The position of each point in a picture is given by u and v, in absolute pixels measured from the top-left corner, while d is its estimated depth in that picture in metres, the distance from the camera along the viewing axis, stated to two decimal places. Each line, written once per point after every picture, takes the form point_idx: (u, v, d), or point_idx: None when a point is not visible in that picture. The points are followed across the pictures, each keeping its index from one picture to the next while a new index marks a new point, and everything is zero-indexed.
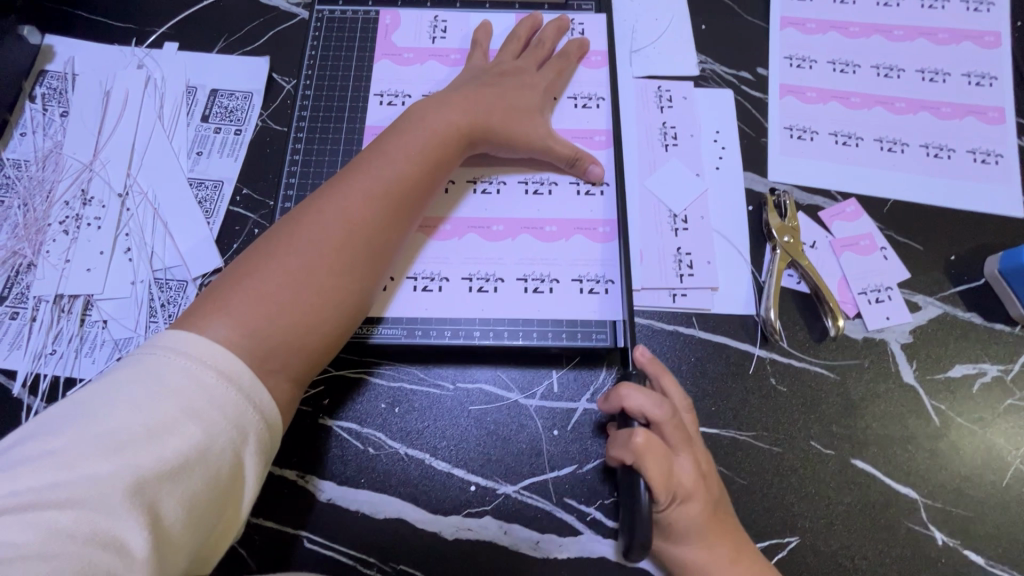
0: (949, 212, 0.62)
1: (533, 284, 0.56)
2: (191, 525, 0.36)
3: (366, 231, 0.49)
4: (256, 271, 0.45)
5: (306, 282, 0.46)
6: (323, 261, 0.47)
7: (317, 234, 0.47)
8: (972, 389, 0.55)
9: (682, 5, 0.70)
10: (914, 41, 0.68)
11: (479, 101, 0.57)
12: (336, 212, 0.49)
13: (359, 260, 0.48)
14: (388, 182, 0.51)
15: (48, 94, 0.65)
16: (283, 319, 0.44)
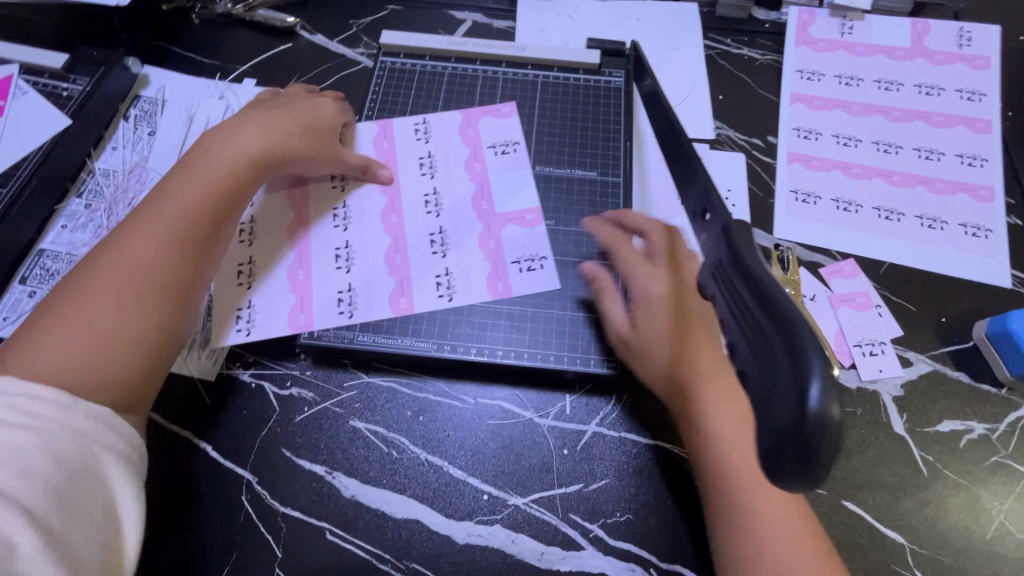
0: (942, 278, 0.67)
1: (526, 264, 0.63)
2: (77, 521, 0.41)
3: (156, 270, 0.51)
4: (68, 307, 0.48)
5: (109, 317, 0.48)
6: (105, 300, 0.49)
7: (94, 269, 0.50)
8: (959, 445, 0.58)
9: (703, 77, 0.79)
10: (913, 122, 0.75)
11: (259, 131, 0.61)
12: (115, 256, 0.51)
13: (141, 286, 0.50)
14: (184, 215, 0.54)
15: (139, 116, 0.74)
16: (82, 350, 0.46)
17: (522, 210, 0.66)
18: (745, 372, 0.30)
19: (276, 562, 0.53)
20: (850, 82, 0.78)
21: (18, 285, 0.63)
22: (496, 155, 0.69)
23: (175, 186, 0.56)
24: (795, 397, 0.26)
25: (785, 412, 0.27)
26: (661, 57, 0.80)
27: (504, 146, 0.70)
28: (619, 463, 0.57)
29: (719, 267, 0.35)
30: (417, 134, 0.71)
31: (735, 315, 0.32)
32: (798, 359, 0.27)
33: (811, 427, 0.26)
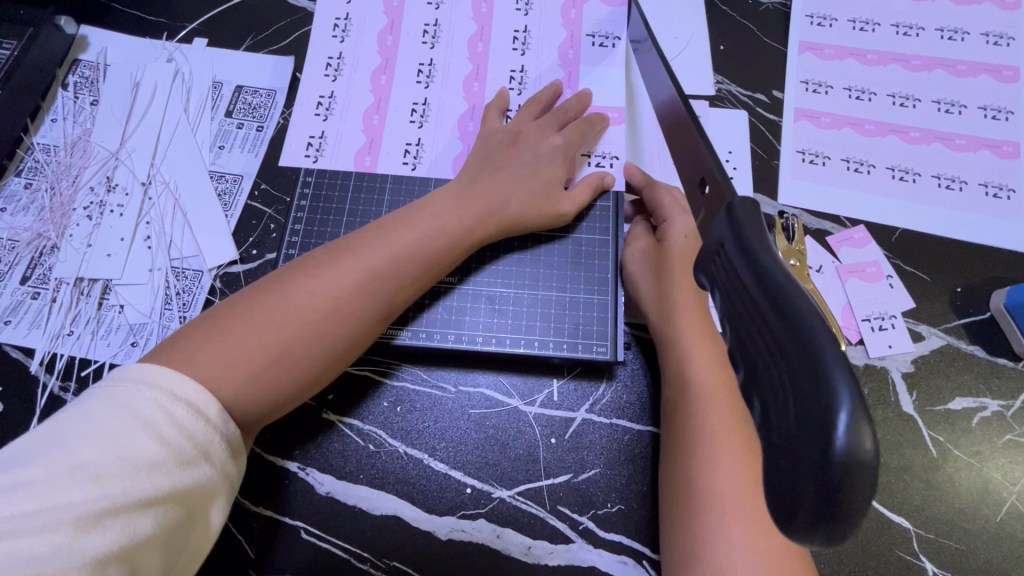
0: (958, 243, 0.62)
1: (597, 161, 0.61)
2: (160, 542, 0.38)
3: (326, 312, 0.47)
4: (221, 323, 0.45)
5: (268, 346, 0.45)
6: (298, 336, 0.46)
7: (306, 293, 0.47)
8: (972, 423, 0.55)
9: (702, 24, 0.71)
10: (931, 71, 0.68)
11: (501, 183, 0.56)
12: (320, 285, 0.48)
13: (332, 328, 0.47)
14: (401, 254, 0.50)
15: (80, 83, 0.67)
16: (241, 376, 0.44)
17: (601, 103, 0.63)
18: (750, 386, 0.26)
19: (248, 562, 0.50)
20: (865, 27, 0.70)
21: None
22: (595, 46, 0.65)
23: (404, 220, 0.52)
24: (822, 434, 0.22)
25: (807, 445, 0.22)
26: (656, 3, 0.72)
27: (609, 44, 0.65)
28: (610, 452, 0.53)
29: (720, 254, 0.30)
30: (411, 117, 0.63)
31: (737, 316, 0.27)
32: (821, 383, 0.22)
33: (844, 470, 0.21)
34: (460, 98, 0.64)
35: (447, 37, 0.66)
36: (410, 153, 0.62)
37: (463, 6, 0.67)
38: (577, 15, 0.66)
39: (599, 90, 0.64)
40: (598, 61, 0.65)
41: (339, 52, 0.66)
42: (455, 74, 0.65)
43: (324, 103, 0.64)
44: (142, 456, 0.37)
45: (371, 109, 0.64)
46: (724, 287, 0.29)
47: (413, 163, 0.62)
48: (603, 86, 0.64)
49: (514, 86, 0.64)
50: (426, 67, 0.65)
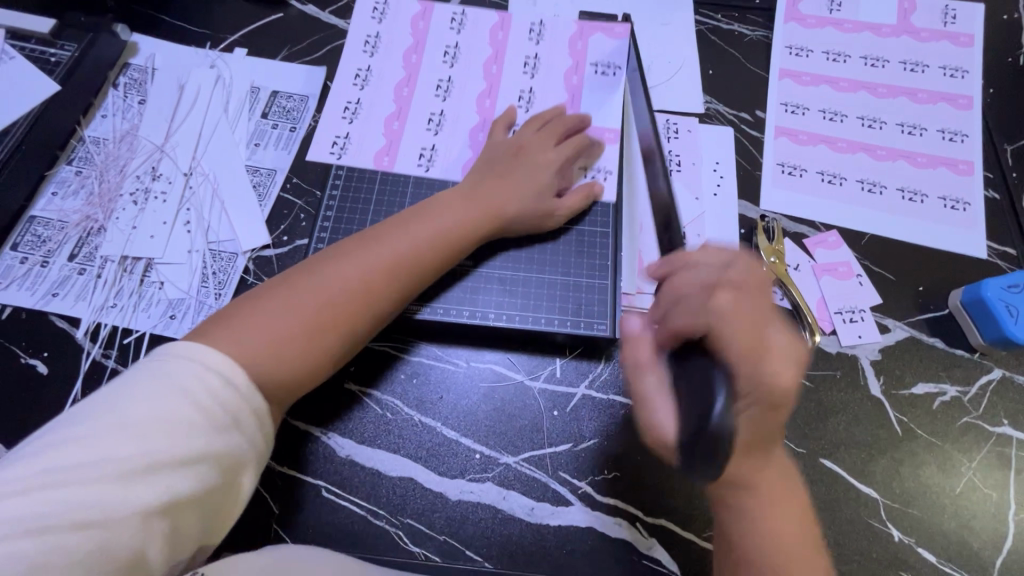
0: (920, 248, 0.69)
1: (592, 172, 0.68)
2: (195, 499, 0.42)
3: (345, 301, 0.52)
4: (251, 307, 0.50)
5: (295, 329, 0.50)
6: (320, 322, 0.51)
7: (326, 280, 0.53)
8: (933, 407, 0.61)
9: (694, 51, 0.80)
10: (896, 98, 0.77)
11: (497, 188, 0.62)
12: (339, 277, 0.53)
13: (351, 317, 0.52)
14: (415, 252, 0.56)
15: (129, 83, 0.73)
16: (277, 356, 0.49)
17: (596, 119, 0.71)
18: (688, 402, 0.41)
19: (272, 517, 0.54)
20: (837, 58, 0.79)
21: (10, 251, 0.64)
22: (597, 74, 0.73)
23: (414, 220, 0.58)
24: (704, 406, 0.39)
25: None
26: (653, 31, 0.81)
27: (609, 70, 0.73)
28: (608, 424, 0.58)
29: None
30: (427, 125, 0.70)
31: (690, 360, 0.43)
32: None
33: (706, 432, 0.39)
34: (472, 116, 0.71)
35: (466, 58, 0.73)
36: (425, 157, 0.69)
37: (480, 28, 0.75)
38: (581, 45, 0.74)
39: (597, 108, 0.71)
40: (600, 80, 0.73)
41: (367, 66, 0.73)
42: (470, 91, 0.72)
43: (349, 108, 0.71)
44: (181, 417, 0.41)
45: (392, 116, 0.71)
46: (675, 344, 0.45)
47: (428, 164, 0.68)
48: (599, 103, 0.72)
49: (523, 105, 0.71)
50: (444, 82, 0.72)
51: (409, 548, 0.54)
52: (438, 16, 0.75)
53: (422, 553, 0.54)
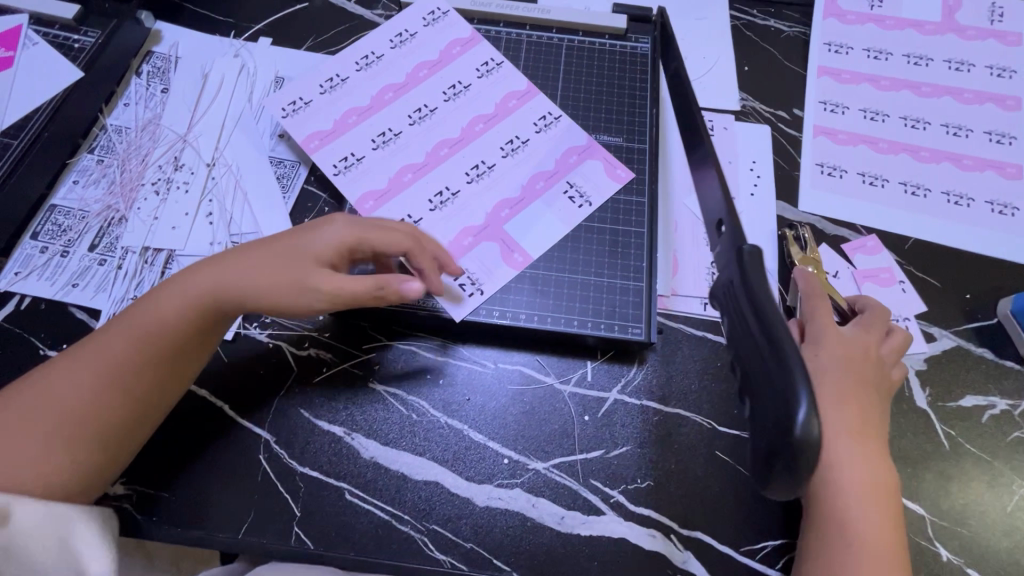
0: (965, 254, 0.66)
1: (461, 281, 0.59)
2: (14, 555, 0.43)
3: (100, 387, 0.49)
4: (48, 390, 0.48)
5: (55, 407, 0.47)
6: (75, 414, 0.48)
7: (99, 347, 0.50)
8: (982, 420, 0.58)
9: (729, 47, 0.77)
10: (940, 98, 0.74)
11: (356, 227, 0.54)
12: (79, 366, 0.49)
13: (103, 399, 0.48)
14: (155, 317, 0.51)
15: (152, 72, 0.72)
16: (90, 433, 0.48)
17: (527, 217, 0.62)
18: (750, 391, 0.33)
19: (292, 520, 0.52)
20: (878, 56, 0.76)
21: (30, 240, 0.62)
22: (563, 196, 0.63)
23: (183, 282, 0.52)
24: (781, 415, 0.30)
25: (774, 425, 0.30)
26: (687, 27, 0.78)
27: (581, 205, 0.62)
28: (641, 431, 0.56)
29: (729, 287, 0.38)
30: (375, 138, 0.64)
31: (740, 339, 0.35)
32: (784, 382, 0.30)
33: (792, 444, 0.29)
34: (425, 149, 0.64)
35: (497, 78, 0.68)
36: (345, 161, 0.63)
37: (511, 18, 0.72)
38: (575, 162, 0.64)
39: (532, 240, 0.61)
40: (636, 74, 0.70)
41: (380, 57, 0.69)
42: (471, 108, 0.66)
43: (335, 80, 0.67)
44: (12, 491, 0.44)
45: (355, 111, 0.66)
46: (735, 319, 0.36)
47: (340, 171, 0.63)
48: (537, 240, 0.61)
49: (471, 173, 0.63)
50: (424, 109, 0.66)
51: (435, 555, 0.52)
52: (478, 51, 0.69)
53: (448, 561, 0.51)
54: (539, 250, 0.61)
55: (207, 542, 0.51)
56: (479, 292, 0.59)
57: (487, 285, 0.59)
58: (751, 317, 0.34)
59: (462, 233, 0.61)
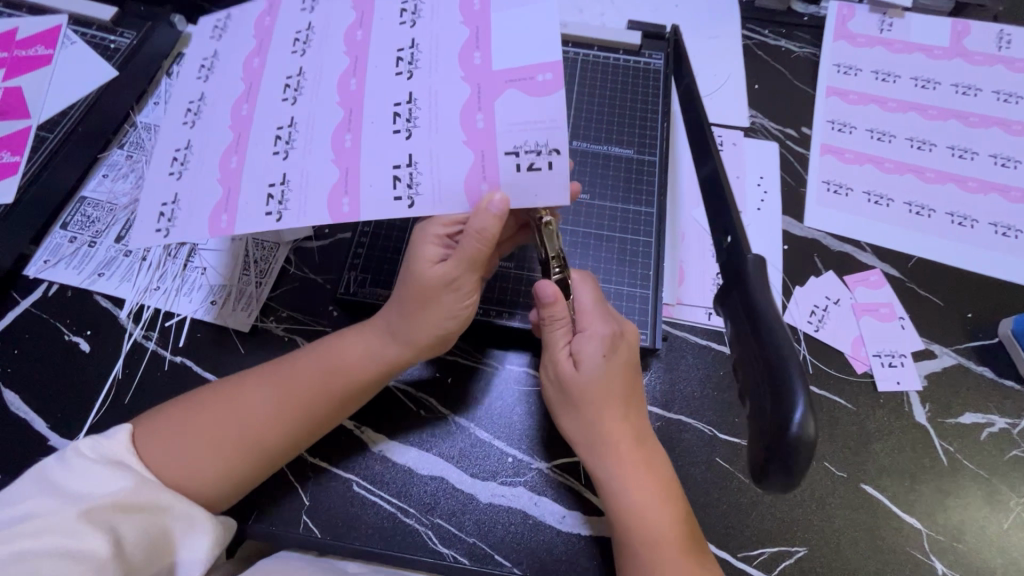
0: (968, 274, 0.67)
1: (527, 160, 0.44)
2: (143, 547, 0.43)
3: (261, 433, 0.49)
4: (212, 417, 0.49)
5: (217, 427, 0.49)
6: (234, 451, 0.49)
7: (265, 393, 0.51)
8: (980, 438, 0.59)
9: (740, 65, 0.79)
10: (947, 121, 0.75)
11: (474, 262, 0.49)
12: (245, 409, 0.50)
13: (264, 441, 0.49)
14: (328, 368, 0.52)
15: (182, 73, 0.75)
16: (242, 456, 0.49)
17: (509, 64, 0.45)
18: (750, 393, 0.34)
19: (301, 508, 0.54)
20: (886, 78, 0.78)
21: (59, 229, 0.65)
22: None
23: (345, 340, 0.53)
24: (777, 417, 0.31)
25: (771, 424, 0.31)
26: (699, 44, 0.81)
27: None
28: None
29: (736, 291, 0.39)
30: (274, 146, 0.48)
31: (744, 344, 0.36)
32: (782, 385, 0.31)
33: (788, 444, 0.30)
34: (335, 99, 0.48)
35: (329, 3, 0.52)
36: (274, 197, 0.47)
37: None
38: (483, 5, 0.47)
39: (522, 43, 0.45)
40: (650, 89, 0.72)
41: (206, 95, 0.54)
42: (336, 41, 0.50)
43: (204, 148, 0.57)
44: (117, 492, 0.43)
45: (231, 148, 0.50)
46: (738, 326, 0.37)
47: (278, 212, 0.46)
48: (522, 40, 0.45)
49: (402, 69, 0.48)
50: (295, 79, 0.50)
51: (439, 549, 0.53)
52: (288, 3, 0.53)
53: (451, 555, 0.53)
54: (546, 50, 0.44)
55: None
56: (552, 155, 0.44)
57: (551, 137, 0.43)
58: (754, 324, 0.36)
59: (467, 112, 0.45)
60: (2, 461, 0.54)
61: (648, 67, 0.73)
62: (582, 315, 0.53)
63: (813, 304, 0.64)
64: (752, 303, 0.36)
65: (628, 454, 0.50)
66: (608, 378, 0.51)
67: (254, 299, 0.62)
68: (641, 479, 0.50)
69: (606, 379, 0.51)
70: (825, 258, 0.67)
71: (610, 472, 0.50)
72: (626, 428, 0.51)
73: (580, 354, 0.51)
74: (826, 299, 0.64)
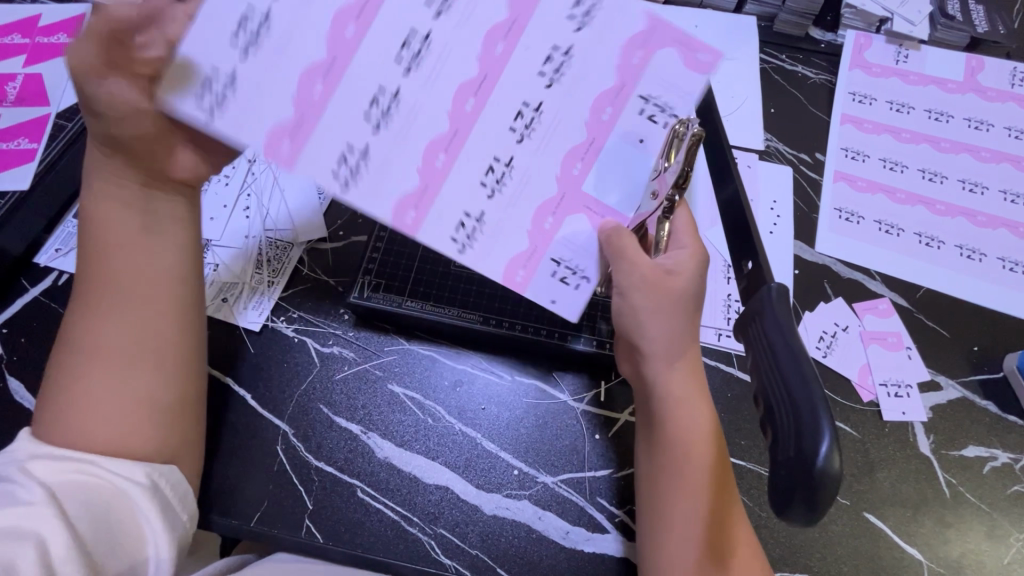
0: (976, 307, 0.68)
1: (564, 273, 0.45)
2: (112, 542, 0.41)
3: (164, 340, 0.47)
4: (87, 360, 0.45)
5: (108, 360, 0.45)
6: (148, 372, 0.46)
7: (107, 318, 0.46)
8: (983, 471, 0.59)
9: (758, 89, 0.80)
10: (958, 154, 0.76)
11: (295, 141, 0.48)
12: (112, 335, 0.46)
13: (164, 343, 0.47)
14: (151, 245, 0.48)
15: None
16: (154, 364, 0.46)
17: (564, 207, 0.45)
18: (771, 421, 0.36)
19: (304, 513, 0.54)
20: (901, 109, 0.79)
21: (72, 218, 0.64)
22: (642, 120, 0.44)
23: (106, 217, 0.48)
24: (805, 449, 0.32)
25: (799, 456, 0.32)
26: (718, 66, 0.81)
27: (659, 122, 0.44)
28: None
29: (757, 320, 0.40)
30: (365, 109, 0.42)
31: (763, 372, 0.38)
32: (809, 418, 0.33)
33: (814, 475, 0.32)
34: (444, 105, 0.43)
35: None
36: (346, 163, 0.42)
37: None
38: (612, 114, 0.44)
39: (614, 193, 0.46)
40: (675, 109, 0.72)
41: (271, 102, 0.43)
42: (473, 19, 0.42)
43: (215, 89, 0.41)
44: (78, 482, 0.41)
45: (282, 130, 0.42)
46: (758, 354, 0.39)
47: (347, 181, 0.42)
48: (615, 197, 0.46)
49: (518, 126, 0.44)
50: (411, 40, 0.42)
51: (441, 559, 0.53)
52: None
53: (453, 566, 0.52)
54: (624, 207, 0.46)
55: (224, 527, 0.52)
56: (584, 280, 0.46)
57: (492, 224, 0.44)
58: (774, 355, 0.37)
59: (540, 212, 0.45)
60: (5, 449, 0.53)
61: None
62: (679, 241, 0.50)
63: (822, 330, 0.65)
64: (775, 335, 0.38)
65: (689, 412, 0.49)
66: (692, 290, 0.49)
67: (266, 299, 0.62)
68: (702, 435, 0.49)
69: (682, 286, 0.48)
70: (835, 284, 0.68)
71: (671, 382, 0.50)
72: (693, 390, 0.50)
73: (673, 266, 0.48)
74: (835, 326, 0.65)
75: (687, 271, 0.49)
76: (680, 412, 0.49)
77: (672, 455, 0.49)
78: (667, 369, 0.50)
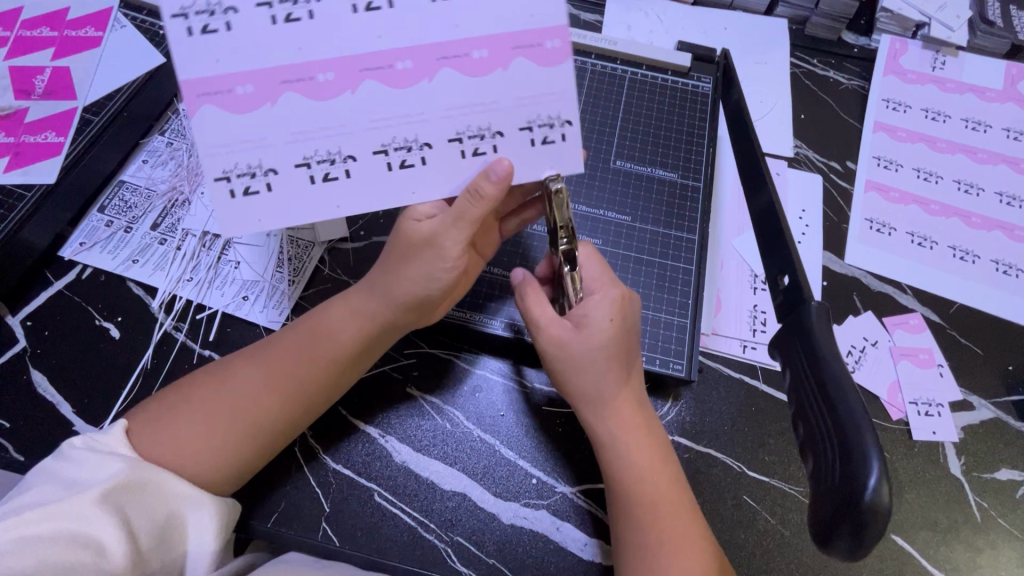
0: (1011, 325, 0.66)
1: (542, 134, 0.47)
2: (157, 537, 0.42)
3: (269, 416, 0.48)
4: (215, 389, 0.48)
5: (226, 409, 0.47)
6: (237, 432, 0.47)
7: (252, 369, 0.49)
8: (1016, 496, 0.57)
9: (788, 93, 0.78)
10: (996, 166, 0.74)
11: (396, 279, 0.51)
12: (240, 389, 0.48)
13: (268, 421, 0.48)
14: (328, 330, 0.51)
15: None
16: (245, 437, 0.47)
17: (513, 29, 0.44)
18: (815, 451, 0.36)
19: (321, 515, 0.53)
20: (937, 117, 0.77)
21: (96, 213, 0.65)
22: None
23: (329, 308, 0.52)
24: (852, 481, 0.32)
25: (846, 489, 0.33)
26: (747, 69, 0.79)
27: None
28: None
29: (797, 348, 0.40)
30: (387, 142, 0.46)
31: (806, 402, 0.38)
32: (854, 450, 0.33)
33: (862, 508, 0.32)
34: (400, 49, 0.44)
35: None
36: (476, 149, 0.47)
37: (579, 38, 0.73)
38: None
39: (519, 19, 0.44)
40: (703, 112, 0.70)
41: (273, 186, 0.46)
42: None
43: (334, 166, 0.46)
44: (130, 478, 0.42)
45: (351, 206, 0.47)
46: (800, 383, 0.39)
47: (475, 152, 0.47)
48: None
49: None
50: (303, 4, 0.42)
51: (458, 567, 0.52)
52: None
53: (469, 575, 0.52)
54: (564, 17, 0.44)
55: (241, 527, 0.52)
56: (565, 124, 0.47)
57: (563, 109, 0.46)
58: (816, 383, 0.38)
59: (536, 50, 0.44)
60: (27, 440, 0.54)
61: (698, 89, 0.71)
62: (589, 285, 0.53)
63: (850, 344, 0.63)
64: (817, 362, 0.38)
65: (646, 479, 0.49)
66: (610, 343, 0.50)
67: (286, 297, 0.61)
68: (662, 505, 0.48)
69: (610, 346, 0.50)
70: (865, 297, 0.66)
71: (613, 424, 0.51)
72: (651, 457, 0.50)
73: (586, 316, 0.51)
74: (865, 340, 0.63)
75: (611, 327, 0.50)
76: (640, 476, 0.49)
77: (632, 519, 0.48)
78: (619, 431, 0.50)
